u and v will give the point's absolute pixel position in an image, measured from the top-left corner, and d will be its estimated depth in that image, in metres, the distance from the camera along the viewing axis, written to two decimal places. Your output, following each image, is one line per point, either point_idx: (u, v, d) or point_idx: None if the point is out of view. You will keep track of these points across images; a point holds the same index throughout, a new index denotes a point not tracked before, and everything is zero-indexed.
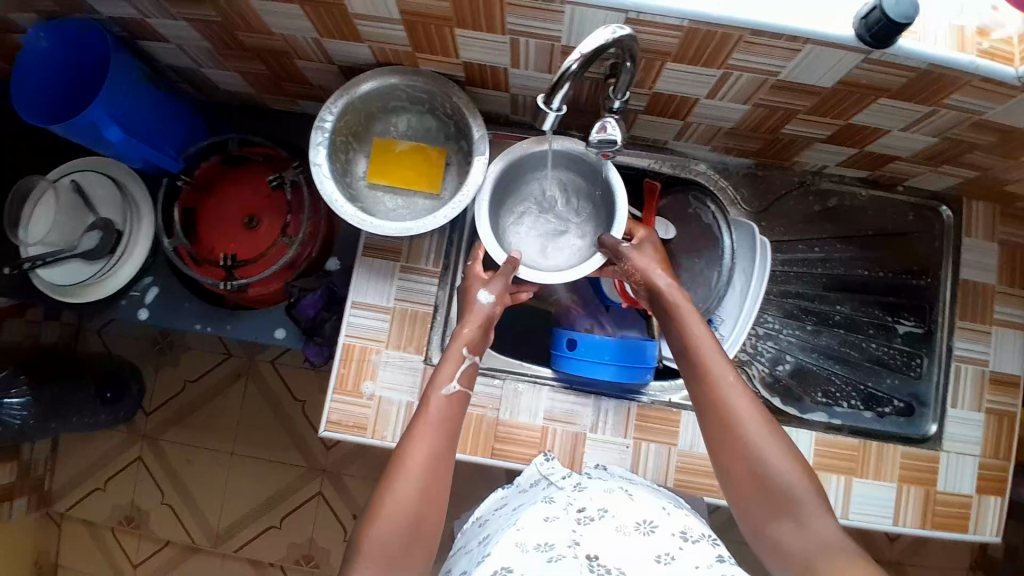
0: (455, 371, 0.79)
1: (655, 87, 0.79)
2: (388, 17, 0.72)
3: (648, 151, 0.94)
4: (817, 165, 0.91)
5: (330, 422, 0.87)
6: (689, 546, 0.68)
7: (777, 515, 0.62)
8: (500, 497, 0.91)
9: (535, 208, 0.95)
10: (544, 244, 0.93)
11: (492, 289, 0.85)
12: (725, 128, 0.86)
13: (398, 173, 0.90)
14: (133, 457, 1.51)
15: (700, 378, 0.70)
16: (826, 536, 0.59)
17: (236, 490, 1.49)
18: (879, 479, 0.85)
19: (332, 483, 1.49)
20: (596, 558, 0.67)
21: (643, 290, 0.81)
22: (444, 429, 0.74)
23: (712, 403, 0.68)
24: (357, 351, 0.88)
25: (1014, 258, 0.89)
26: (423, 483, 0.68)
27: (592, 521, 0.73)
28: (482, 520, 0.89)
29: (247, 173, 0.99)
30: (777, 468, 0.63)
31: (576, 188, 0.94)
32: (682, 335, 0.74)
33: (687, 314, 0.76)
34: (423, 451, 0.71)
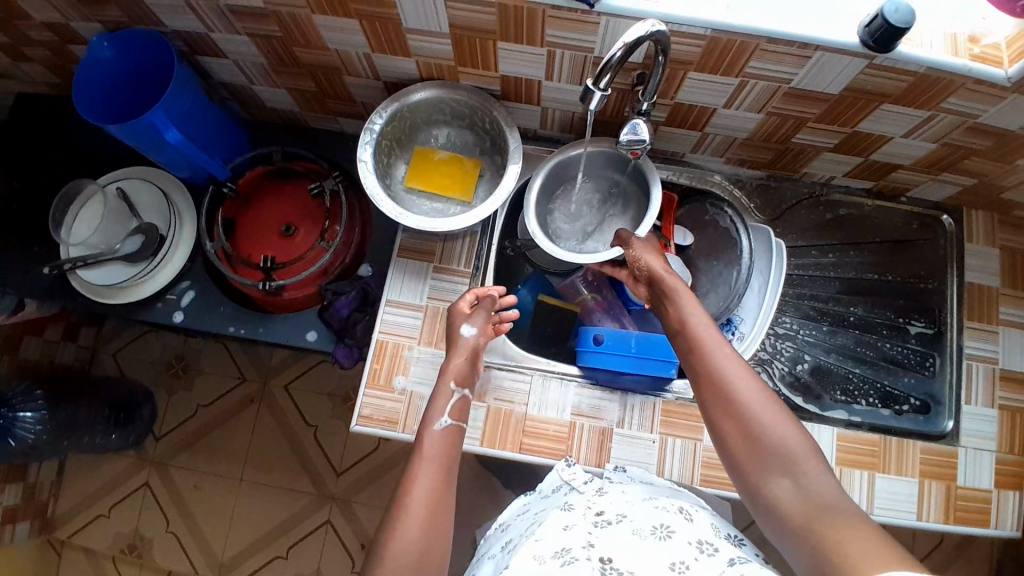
0: (445, 405, 0.82)
1: (677, 97, 0.86)
2: (438, 31, 0.79)
3: (666, 163, 1.01)
4: (826, 176, 0.99)
5: (362, 418, 0.88)
6: (704, 558, 0.66)
7: (774, 474, 0.64)
8: (524, 502, 0.90)
9: (574, 209, 1.00)
10: (579, 239, 0.99)
11: (475, 323, 0.87)
12: (740, 139, 0.93)
13: (434, 179, 0.95)
14: (139, 482, 1.48)
15: (699, 357, 0.73)
16: (823, 491, 0.61)
17: (242, 517, 1.46)
18: (901, 473, 0.87)
19: (341, 511, 1.46)
20: (609, 561, 0.66)
21: (647, 279, 0.85)
22: (440, 463, 0.76)
23: (706, 372, 0.71)
24: (390, 347, 0.90)
25: (1015, 263, 0.95)
26: (427, 514, 0.71)
27: (609, 524, 0.72)
28: (505, 525, 0.88)
29: (289, 186, 1.03)
30: (775, 433, 0.65)
31: (607, 190, 0.99)
32: (677, 314, 0.78)
33: (687, 298, 0.79)
34: (424, 491, 0.72)
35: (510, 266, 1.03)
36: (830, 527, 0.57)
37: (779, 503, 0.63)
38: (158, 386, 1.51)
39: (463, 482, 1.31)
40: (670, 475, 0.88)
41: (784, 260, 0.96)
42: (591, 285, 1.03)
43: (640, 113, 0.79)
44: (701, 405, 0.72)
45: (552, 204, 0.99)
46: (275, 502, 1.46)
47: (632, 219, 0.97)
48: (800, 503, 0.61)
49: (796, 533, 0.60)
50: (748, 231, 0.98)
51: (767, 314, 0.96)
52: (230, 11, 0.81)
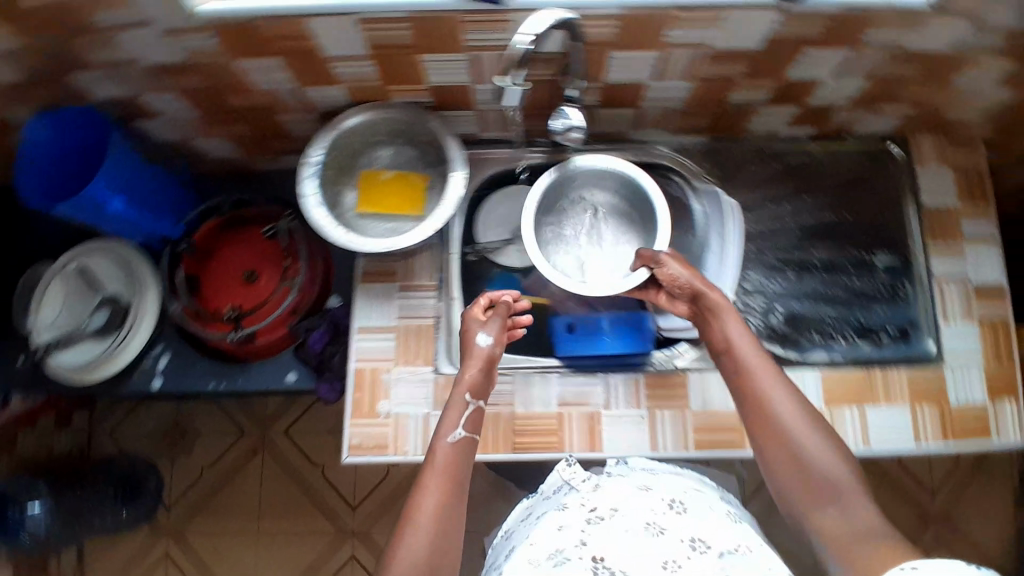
0: (459, 418, 0.81)
1: (606, 78, 0.86)
2: (358, 54, 0.79)
3: (612, 143, 1.00)
4: (769, 128, 0.99)
5: (352, 447, 0.88)
6: (696, 556, 0.67)
7: (820, 502, 0.70)
8: (526, 506, 0.89)
9: (568, 238, 0.98)
10: (587, 263, 0.98)
11: (489, 331, 0.86)
12: (677, 108, 0.93)
13: (384, 201, 0.93)
14: (158, 555, 1.47)
15: (748, 384, 0.77)
16: (861, 517, 0.67)
17: (267, 569, 1.45)
18: (890, 403, 0.87)
19: (363, 543, 1.45)
20: (601, 560, 0.67)
21: (687, 295, 0.85)
22: (448, 478, 0.76)
23: (756, 400, 0.76)
24: (368, 375, 0.90)
25: (970, 179, 0.95)
26: (439, 519, 0.73)
27: (601, 520, 0.72)
28: (509, 532, 0.88)
29: (243, 233, 1.03)
30: (819, 460, 0.70)
31: (585, 205, 0.99)
32: (719, 335, 0.81)
33: (730, 318, 0.81)
34: (431, 507, 0.73)
35: (473, 273, 1.00)
36: (864, 551, 0.63)
37: (824, 528, 0.69)
38: (159, 455, 1.51)
39: (474, 493, 1.31)
40: (665, 447, 0.88)
41: (741, 216, 0.96)
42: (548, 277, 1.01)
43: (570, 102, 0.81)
44: (749, 427, 0.76)
45: (548, 240, 0.97)
46: (296, 547, 1.46)
47: (629, 222, 0.98)
48: (843, 529, 0.67)
49: (836, 554, 0.66)
50: (701, 195, 0.98)
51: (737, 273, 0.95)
52: (154, 71, 0.82)
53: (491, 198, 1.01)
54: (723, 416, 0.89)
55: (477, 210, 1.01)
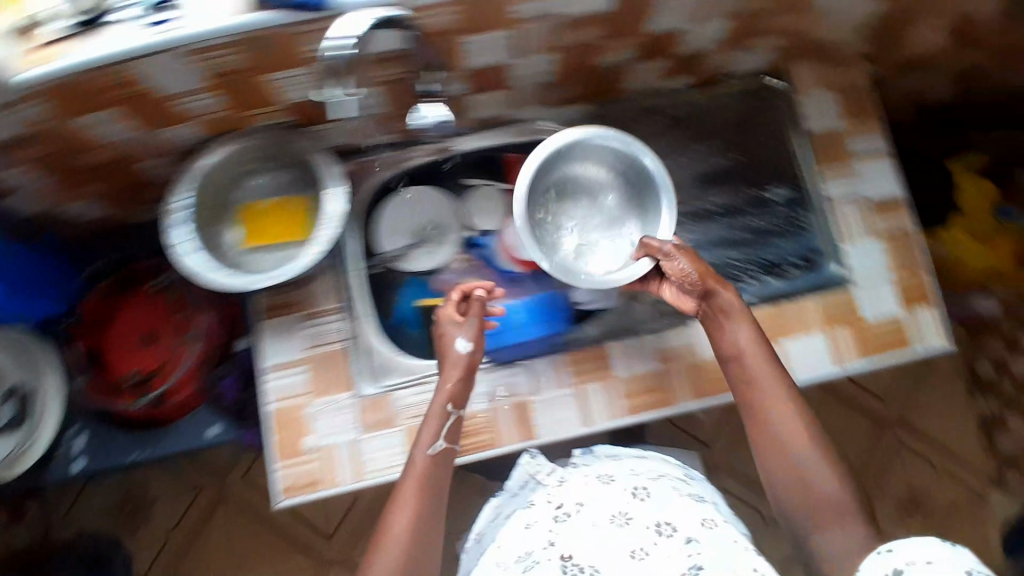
0: (439, 429, 0.79)
1: (467, 65, 0.83)
2: (197, 86, 0.75)
3: (492, 128, 0.98)
4: (647, 83, 0.97)
5: (286, 490, 0.86)
6: (662, 540, 0.67)
7: (825, 524, 0.70)
8: (495, 506, 0.84)
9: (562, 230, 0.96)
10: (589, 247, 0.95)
11: (467, 336, 0.83)
12: (549, 81, 0.91)
13: (270, 231, 0.89)
14: None
15: (753, 396, 0.76)
16: (858, 537, 0.67)
17: None
18: (807, 331, 0.87)
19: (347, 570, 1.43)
20: (570, 557, 0.66)
21: (696, 290, 0.81)
22: (420, 491, 0.76)
23: (762, 413, 0.75)
24: (288, 413, 0.88)
25: (853, 98, 0.95)
26: (410, 532, 0.73)
27: (568, 517, 0.71)
28: (482, 536, 0.82)
29: (133, 294, 0.99)
30: (820, 481, 0.71)
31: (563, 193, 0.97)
32: (722, 341, 0.79)
33: (737, 322, 0.79)
34: (403, 524, 0.73)
35: (382, 283, 0.97)
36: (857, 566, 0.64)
37: (825, 550, 0.69)
38: (119, 530, 1.45)
39: None
40: (596, 419, 0.89)
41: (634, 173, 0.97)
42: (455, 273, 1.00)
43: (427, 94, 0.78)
44: (756, 441, 0.76)
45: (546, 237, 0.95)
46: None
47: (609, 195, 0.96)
48: (843, 550, 0.67)
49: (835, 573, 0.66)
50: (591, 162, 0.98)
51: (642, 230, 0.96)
52: None
53: (396, 199, 0.98)
54: (645, 377, 0.91)
55: (382, 215, 0.98)
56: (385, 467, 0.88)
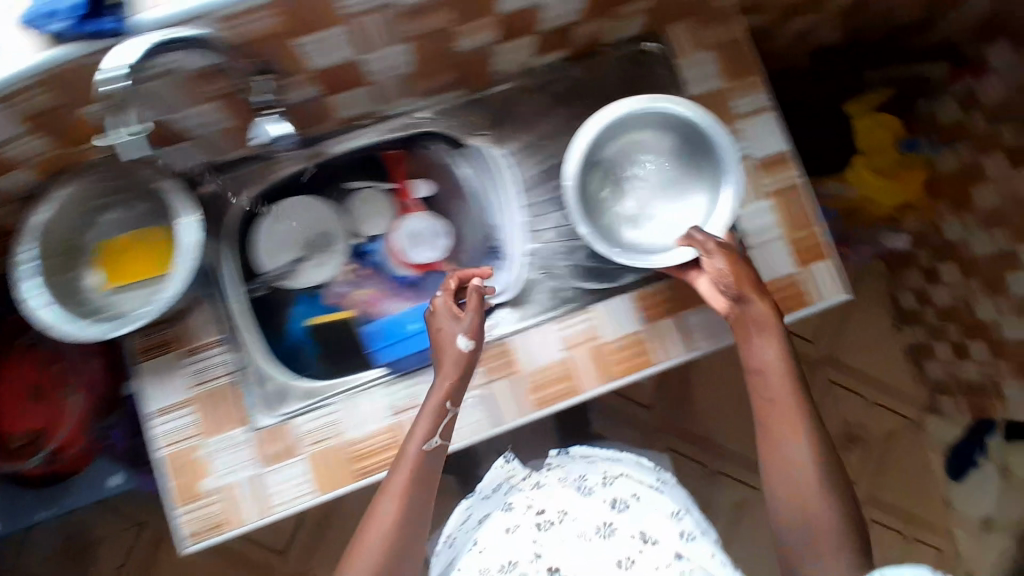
0: (435, 425, 0.76)
1: (309, 69, 0.76)
2: (6, 129, 0.69)
3: (366, 127, 0.91)
4: (520, 63, 0.91)
5: (189, 536, 0.86)
6: (647, 549, 0.74)
7: (821, 554, 0.70)
8: (466, 508, 0.90)
9: (614, 202, 0.92)
10: (645, 219, 0.90)
11: (468, 332, 0.79)
12: (411, 74, 0.84)
13: (132, 269, 0.84)
14: None
15: (777, 411, 0.75)
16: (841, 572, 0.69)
17: None
18: (700, 303, 0.89)
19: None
20: (557, 570, 0.74)
21: (730, 293, 0.78)
22: (406, 492, 0.73)
23: (780, 423, 0.74)
24: (182, 456, 0.86)
25: (732, 55, 0.91)
26: (387, 535, 0.71)
27: (551, 524, 0.77)
28: (453, 539, 0.87)
29: (12, 352, 0.93)
30: (819, 513, 0.71)
31: (610, 167, 0.92)
32: (751, 353, 0.77)
33: (763, 336, 0.77)
34: (385, 525, 0.71)
35: (271, 304, 0.93)
36: None
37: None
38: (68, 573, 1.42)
39: None
40: (507, 416, 0.86)
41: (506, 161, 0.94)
42: (345, 286, 0.96)
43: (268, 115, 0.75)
44: (766, 455, 0.76)
45: (601, 210, 0.91)
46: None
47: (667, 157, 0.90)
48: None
49: None
50: (462, 154, 0.95)
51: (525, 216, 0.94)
52: None
53: (269, 217, 0.93)
54: (552, 366, 0.87)
55: (257, 235, 0.93)
56: (291, 498, 0.86)
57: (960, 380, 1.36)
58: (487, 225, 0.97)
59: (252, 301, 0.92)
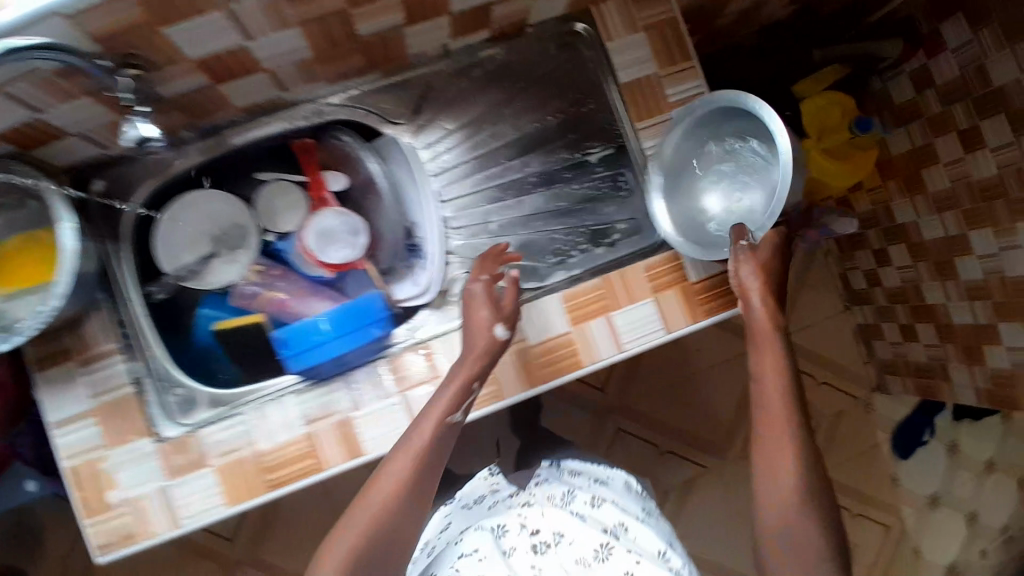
0: (458, 400, 0.73)
1: (187, 58, 0.67)
2: None
3: (272, 115, 0.86)
4: (437, 45, 0.84)
5: (100, 548, 0.82)
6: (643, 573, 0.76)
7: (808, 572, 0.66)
8: (445, 514, 0.95)
9: (726, 189, 0.85)
10: (748, 212, 0.82)
11: (504, 322, 0.76)
12: (312, 60, 0.76)
13: (10, 276, 0.78)
14: None
15: (771, 423, 0.72)
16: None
17: None
18: (634, 300, 0.82)
19: (254, 567, 1.40)
20: None
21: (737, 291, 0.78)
22: (421, 457, 0.69)
23: (770, 429, 0.72)
24: (86, 469, 0.82)
25: (666, 37, 0.83)
26: (392, 496, 0.66)
27: (547, 547, 0.80)
28: (433, 544, 0.90)
29: None
30: (807, 529, 0.67)
31: (721, 156, 0.85)
32: (758, 358, 0.75)
33: (767, 347, 0.75)
34: (391, 484, 0.67)
35: (174, 308, 0.90)
36: None
37: None
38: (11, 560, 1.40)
39: None
40: None
41: (417, 156, 0.91)
42: (257, 286, 0.90)
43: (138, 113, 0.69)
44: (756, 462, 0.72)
45: (702, 200, 0.85)
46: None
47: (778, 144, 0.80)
48: None
49: None
50: (370, 150, 0.92)
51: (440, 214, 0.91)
52: None
53: (162, 222, 0.87)
54: None
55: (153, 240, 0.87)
56: (202, 510, 0.82)
57: (908, 363, 1.35)
58: (407, 220, 0.93)
59: (151, 306, 0.87)
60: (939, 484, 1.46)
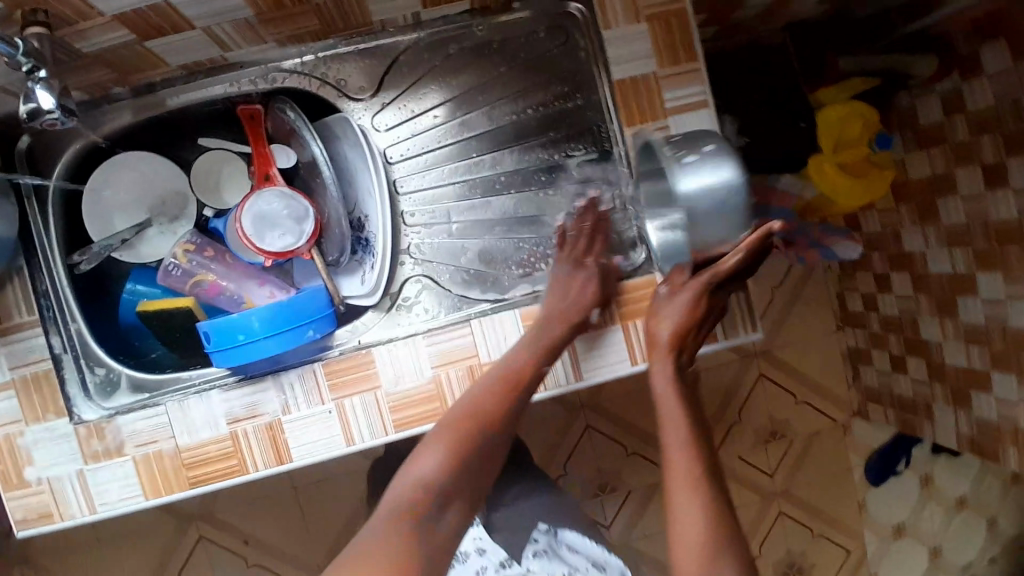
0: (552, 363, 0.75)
1: (104, 12, 0.58)
2: None
3: (214, 76, 0.76)
4: (409, 14, 0.74)
5: (17, 524, 0.76)
6: None
7: None
8: None
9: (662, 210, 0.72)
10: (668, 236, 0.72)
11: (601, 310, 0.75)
12: (254, 21, 0.66)
13: None
14: None
15: (672, 469, 0.66)
16: None
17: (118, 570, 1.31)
18: (598, 329, 0.75)
19: (211, 524, 1.31)
20: None
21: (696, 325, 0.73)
22: (509, 387, 0.70)
23: (671, 467, 0.66)
24: (1, 443, 0.75)
25: (671, 31, 0.72)
26: (486, 407, 0.69)
27: None
28: None
29: None
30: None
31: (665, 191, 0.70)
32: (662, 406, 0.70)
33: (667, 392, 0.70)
34: (481, 402, 0.69)
35: (96, 281, 0.83)
36: None
37: None
38: None
39: None
40: (360, 438, 0.75)
41: (372, 141, 0.83)
42: (191, 267, 0.84)
43: (35, 80, 0.60)
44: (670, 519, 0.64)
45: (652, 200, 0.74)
46: (142, 547, 1.31)
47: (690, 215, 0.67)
48: None
49: None
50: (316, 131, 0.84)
51: (396, 207, 0.85)
52: None
53: (86, 195, 0.82)
54: (416, 387, 0.75)
55: (79, 212, 0.82)
56: (120, 499, 0.76)
57: (892, 395, 1.28)
58: (360, 208, 0.86)
59: (74, 278, 0.80)
60: (906, 515, 1.41)
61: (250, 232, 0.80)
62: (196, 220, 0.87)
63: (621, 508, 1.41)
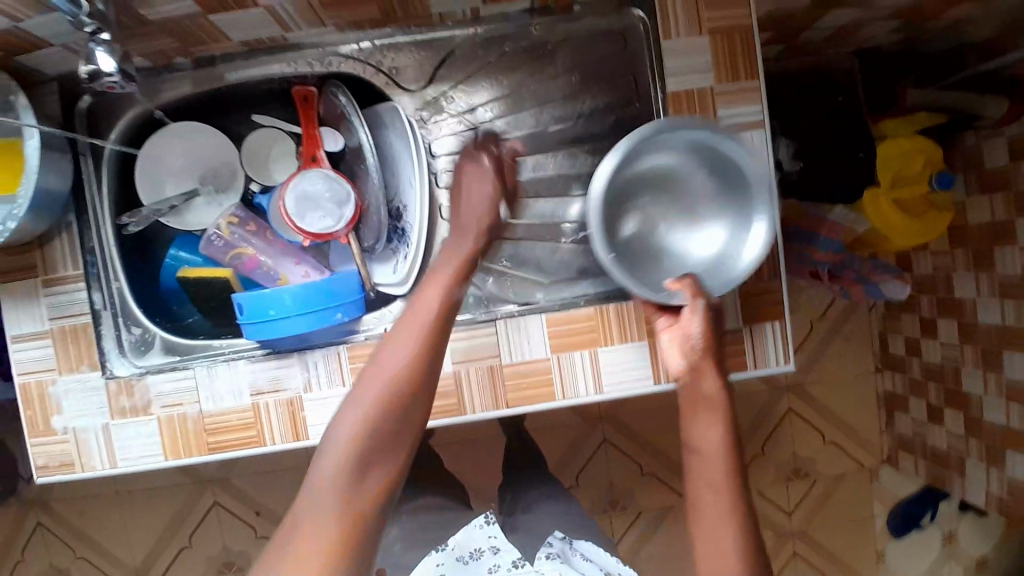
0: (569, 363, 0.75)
1: None
2: None
3: (273, 55, 0.78)
4: (467, 9, 0.74)
5: (39, 469, 0.79)
6: None
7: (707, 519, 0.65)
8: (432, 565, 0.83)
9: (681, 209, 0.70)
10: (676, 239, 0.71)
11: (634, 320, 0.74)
12: (315, 4, 0.67)
13: None
14: (31, 524, 1.36)
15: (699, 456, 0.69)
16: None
17: (135, 522, 1.35)
18: (625, 341, 0.75)
19: (224, 489, 1.34)
20: None
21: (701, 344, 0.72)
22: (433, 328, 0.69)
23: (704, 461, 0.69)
24: (34, 390, 0.78)
25: (734, 44, 0.71)
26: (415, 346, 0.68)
27: None
28: None
29: None
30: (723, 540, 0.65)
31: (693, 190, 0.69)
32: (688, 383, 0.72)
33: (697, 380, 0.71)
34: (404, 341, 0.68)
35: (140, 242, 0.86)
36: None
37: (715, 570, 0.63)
38: None
39: None
40: None
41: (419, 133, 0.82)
42: (233, 239, 0.86)
43: (98, 41, 0.63)
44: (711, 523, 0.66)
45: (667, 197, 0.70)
46: (159, 502, 1.34)
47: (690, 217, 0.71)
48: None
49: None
50: (365, 118, 0.85)
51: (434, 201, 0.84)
52: None
53: (140, 158, 0.84)
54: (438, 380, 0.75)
55: (131, 174, 0.85)
56: (139, 456, 0.78)
57: (925, 445, 1.23)
58: (400, 198, 0.87)
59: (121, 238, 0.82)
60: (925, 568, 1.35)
61: (291, 209, 0.81)
62: (243, 194, 0.89)
63: (631, 526, 1.39)
